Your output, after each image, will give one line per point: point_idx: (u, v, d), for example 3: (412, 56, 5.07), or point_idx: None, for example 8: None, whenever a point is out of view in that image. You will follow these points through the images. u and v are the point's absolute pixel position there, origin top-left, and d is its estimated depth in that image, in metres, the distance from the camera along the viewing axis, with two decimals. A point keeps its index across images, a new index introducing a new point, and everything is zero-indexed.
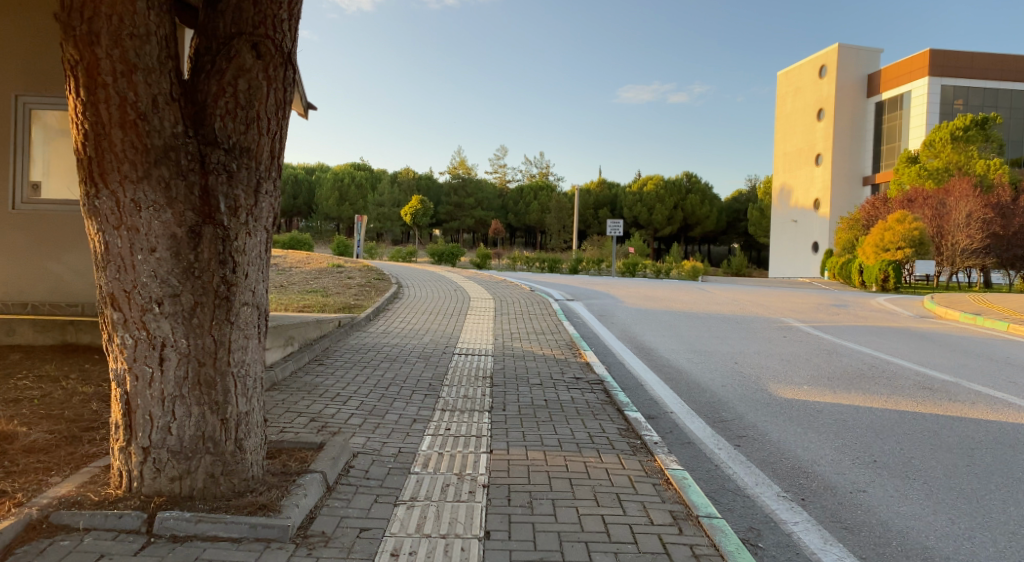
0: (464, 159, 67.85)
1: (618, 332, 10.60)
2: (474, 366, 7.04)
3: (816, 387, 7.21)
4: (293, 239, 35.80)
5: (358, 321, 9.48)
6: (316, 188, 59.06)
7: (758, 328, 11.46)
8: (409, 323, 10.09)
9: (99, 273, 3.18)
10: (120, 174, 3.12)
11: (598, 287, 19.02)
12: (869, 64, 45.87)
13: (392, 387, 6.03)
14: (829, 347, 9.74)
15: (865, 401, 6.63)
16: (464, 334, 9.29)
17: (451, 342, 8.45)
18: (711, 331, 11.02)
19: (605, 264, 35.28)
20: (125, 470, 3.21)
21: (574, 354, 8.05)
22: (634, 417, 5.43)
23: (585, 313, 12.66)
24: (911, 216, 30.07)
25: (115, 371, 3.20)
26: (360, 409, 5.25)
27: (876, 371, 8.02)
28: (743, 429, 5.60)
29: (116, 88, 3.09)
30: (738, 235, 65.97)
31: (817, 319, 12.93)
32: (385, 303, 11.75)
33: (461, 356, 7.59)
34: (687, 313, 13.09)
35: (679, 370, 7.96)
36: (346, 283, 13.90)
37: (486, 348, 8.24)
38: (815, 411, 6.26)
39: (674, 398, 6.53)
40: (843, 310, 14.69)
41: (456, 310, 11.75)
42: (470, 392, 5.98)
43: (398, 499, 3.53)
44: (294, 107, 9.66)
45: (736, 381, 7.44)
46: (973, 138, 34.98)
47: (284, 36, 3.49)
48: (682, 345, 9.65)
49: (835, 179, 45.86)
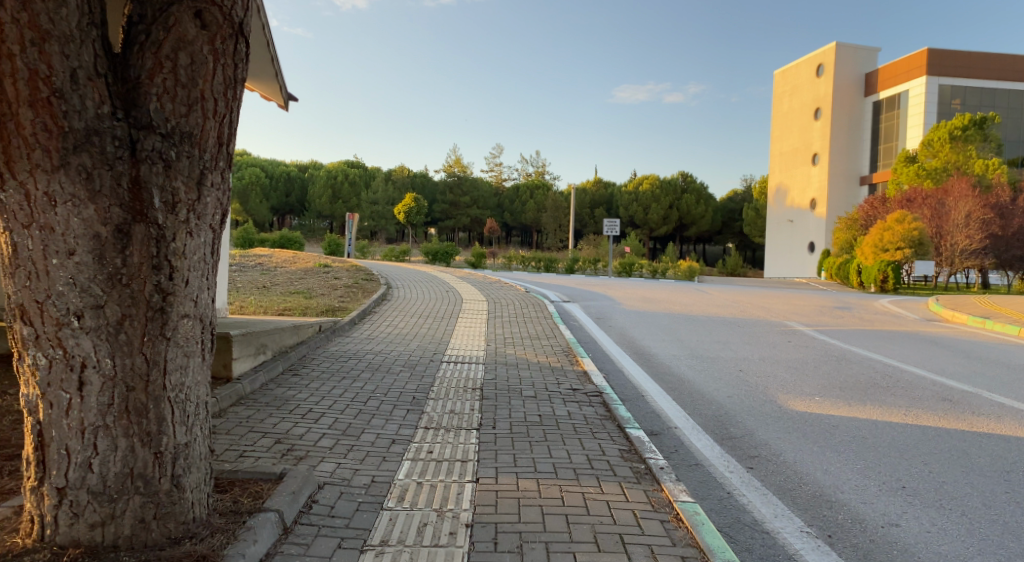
0: (459, 157, 67.44)
1: (616, 337, 10.11)
2: (462, 376, 6.56)
3: (829, 398, 6.75)
4: (284, 238, 35.27)
5: (341, 326, 8.95)
6: (309, 186, 58.53)
7: (762, 332, 11.00)
8: (396, 327, 9.59)
9: (6, 281, 2.67)
10: (30, 162, 2.60)
11: (594, 288, 18.54)
12: (866, 63, 45.58)
13: (371, 401, 5.55)
14: (837, 353, 9.30)
15: (884, 415, 6.17)
16: (454, 340, 8.78)
17: (439, 349, 7.96)
18: (713, 335, 10.55)
19: (601, 264, 34.89)
20: (37, 516, 2.71)
21: (572, 362, 7.55)
22: (636, 435, 4.95)
23: (582, 316, 12.19)
24: (910, 216, 29.68)
25: (27, 397, 2.70)
26: (334, 428, 4.76)
27: (889, 381, 7.58)
28: (755, 449, 5.13)
29: (25, 58, 2.56)
30: (734, 235, 65.70)
31: (821, 322, 12.50)
32: (372, 306, 11.27)
33: (450, 364, 7.11)
34: (687, 315, 12.61)
35: (682, 379, 7.48)
36: (333, 284, 13.38)
37: (476, 355, 7.75)
38: (830, 426, 5.80)
39: (677, 411, 6.07)
40: (847, 313, 14.26)
41: (446, 313, 11.27)
42: (456, 407, 5.49)
43: (365, 543, 3.05)
44: (276, 99, 9.16)
45: (743, 391, 6.98)
46: (972, 138, 34.66)
47: (234, 4, 2.99)
48: (684, 351, 9.17)
49: (833, 179, 45.52)
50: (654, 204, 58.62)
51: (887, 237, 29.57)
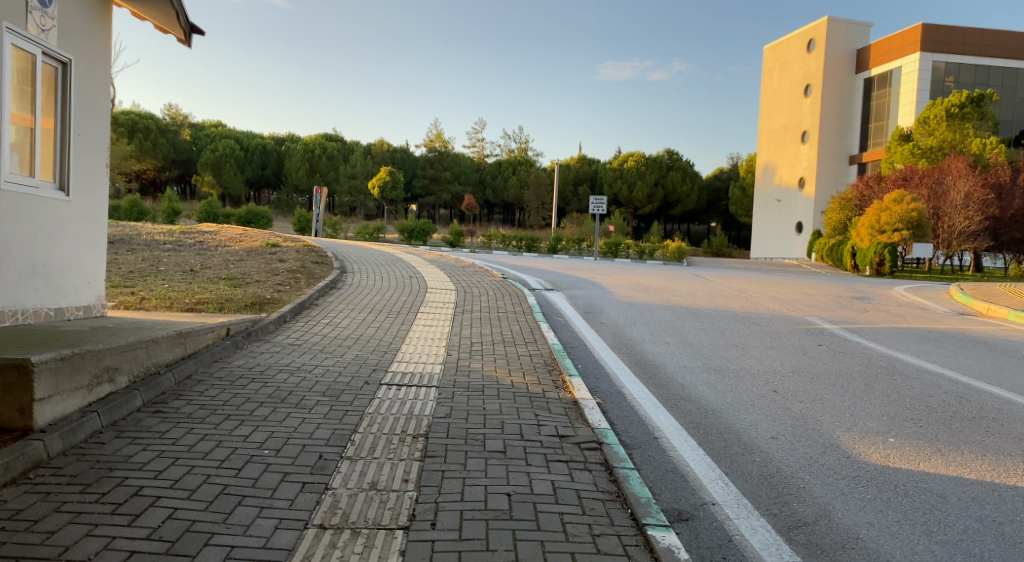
0: (440, 132, 64.76)
1: (610, 339, 8.23)
2: (400, 413, 4.60)
3: (910, 442, 4.87)
4: (249, 212, 32.88)
5: (260, 328, 6.91)
6: (285, 158, 55.86)
7: (783, 332, 9.16)
8: (335, 327, 7.57)
9: None
10: None
11: (581, 273, 16.65)
12: (858, 39, 43.80)
13: (247, 468, 3.57)
14: (884, 363, 7.52)
15: (996, 473, 4.32)
16: (404, 347, 6.76)
17: (381, 364, 5.96)
18: (726, 337, 8.70)
19: (586, 244, 32.99)
20: None
21: (560, 387, 5.54)
22: (665, 544, 3.01)
23: (566, 309, 10.28)
24: (908, 196, 27.84)
25: None
26: (156, 538, 2.81)
27: (971, 409, 5.73)
28: (845, 554, 3.25)
29: None
30: (719, 214, 64.33)
31: (846, 318, 10.74)
32: (314, 296, 9.27)
33: (391, 390, 5.13)
34: (690, 309, 10.76)
35: (705, 409, 5.60)
36: (273, 267, 11.29)
37: (431, 373, 5.75)
38: (934, 499, 3.90)
39: (712, 474, 4.20)
40: (869, 304, 12.59)
41: (404, 306, 9.29)
42: (381, 479, 3.56)
43: None
44: (172, 35, 6.98)
45: (792, 430, 5.11)
46: (970, 116, 32.92)
47: None
48: (697, 362, 7.31)
49: (824, 157, 43.79)
50: (639, 182, 56.86)
51: (885, 218, 27.68)
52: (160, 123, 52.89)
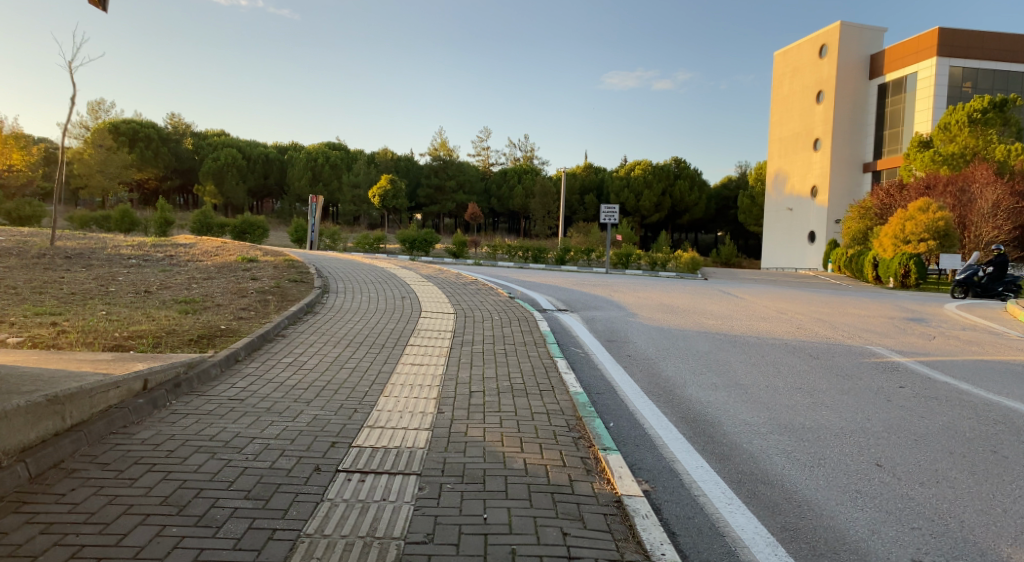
0: (444, 140, 62.90)
1: (645, 381, 6.62)
2: (358, 536, 2.99)
3: None
4: (244, 221, 31.28)
5: (194, 375, 5.30)
6: (288, 167, 54.50)
7: (850, 369, 7.51)
8: (294, 371, 5.91)
9: None
10: None
11: (595, 289, 15.04)
12: (872, 44, 42.13)
13: None
14: (999, 416, 5.85)
15: None
16: (382, 403, 5.11)
17: (344, 434, 4.32)
18: (784, 376, 7.06)
19: (596, 254, 31.29)
20: None
21: (595, 474, 3.90)
22: None
23: (585, 338, 8.63)
24: (935, 204, 25.93)
25: None
26: None
27: None
28: None
29: None
30: (727, 224, 62.80)
31: (914, 347, 9.08)
32: (282, 325, 7.65)
33: (349, 485, 3.51)
34: (731, 336, 9.12)
35: (801, 502, 3.96)
36: (241, 287, 9.70)
37: (414, 449, 4.12)
38: None
39: None
40: (930, 329, 10.95)
41: (390, 337, 7.65)
42: None
43: None
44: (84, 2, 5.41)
45: (939, 544, 3.49)
46: (993, 121, 31.21)
47: None
48: (760, 416, 5.67)
49: (837, 165, 42.06)
50: (647, 190, 55.24)
51: (910, 227, 25.87)
52: (161, 131, 51.55)
